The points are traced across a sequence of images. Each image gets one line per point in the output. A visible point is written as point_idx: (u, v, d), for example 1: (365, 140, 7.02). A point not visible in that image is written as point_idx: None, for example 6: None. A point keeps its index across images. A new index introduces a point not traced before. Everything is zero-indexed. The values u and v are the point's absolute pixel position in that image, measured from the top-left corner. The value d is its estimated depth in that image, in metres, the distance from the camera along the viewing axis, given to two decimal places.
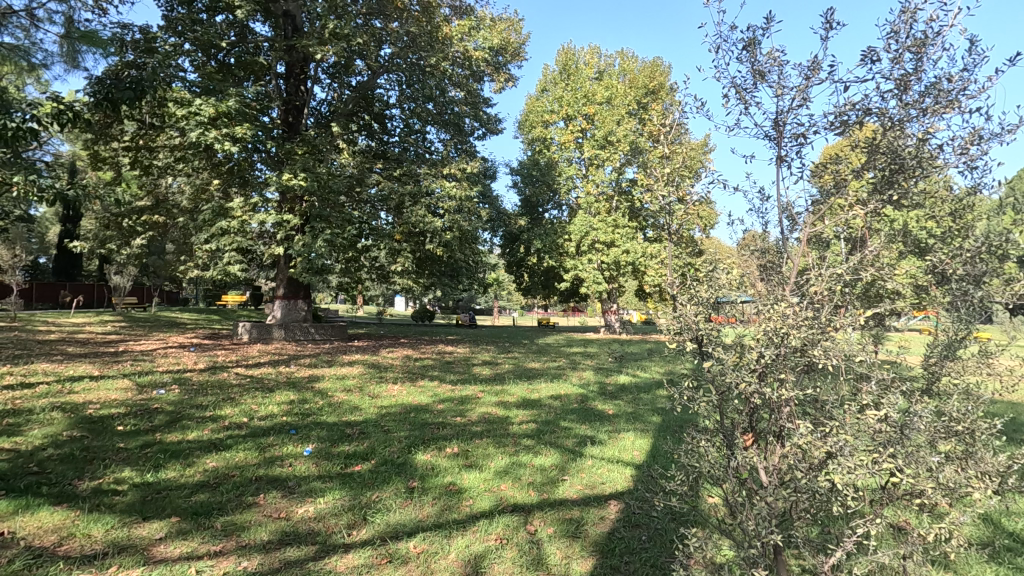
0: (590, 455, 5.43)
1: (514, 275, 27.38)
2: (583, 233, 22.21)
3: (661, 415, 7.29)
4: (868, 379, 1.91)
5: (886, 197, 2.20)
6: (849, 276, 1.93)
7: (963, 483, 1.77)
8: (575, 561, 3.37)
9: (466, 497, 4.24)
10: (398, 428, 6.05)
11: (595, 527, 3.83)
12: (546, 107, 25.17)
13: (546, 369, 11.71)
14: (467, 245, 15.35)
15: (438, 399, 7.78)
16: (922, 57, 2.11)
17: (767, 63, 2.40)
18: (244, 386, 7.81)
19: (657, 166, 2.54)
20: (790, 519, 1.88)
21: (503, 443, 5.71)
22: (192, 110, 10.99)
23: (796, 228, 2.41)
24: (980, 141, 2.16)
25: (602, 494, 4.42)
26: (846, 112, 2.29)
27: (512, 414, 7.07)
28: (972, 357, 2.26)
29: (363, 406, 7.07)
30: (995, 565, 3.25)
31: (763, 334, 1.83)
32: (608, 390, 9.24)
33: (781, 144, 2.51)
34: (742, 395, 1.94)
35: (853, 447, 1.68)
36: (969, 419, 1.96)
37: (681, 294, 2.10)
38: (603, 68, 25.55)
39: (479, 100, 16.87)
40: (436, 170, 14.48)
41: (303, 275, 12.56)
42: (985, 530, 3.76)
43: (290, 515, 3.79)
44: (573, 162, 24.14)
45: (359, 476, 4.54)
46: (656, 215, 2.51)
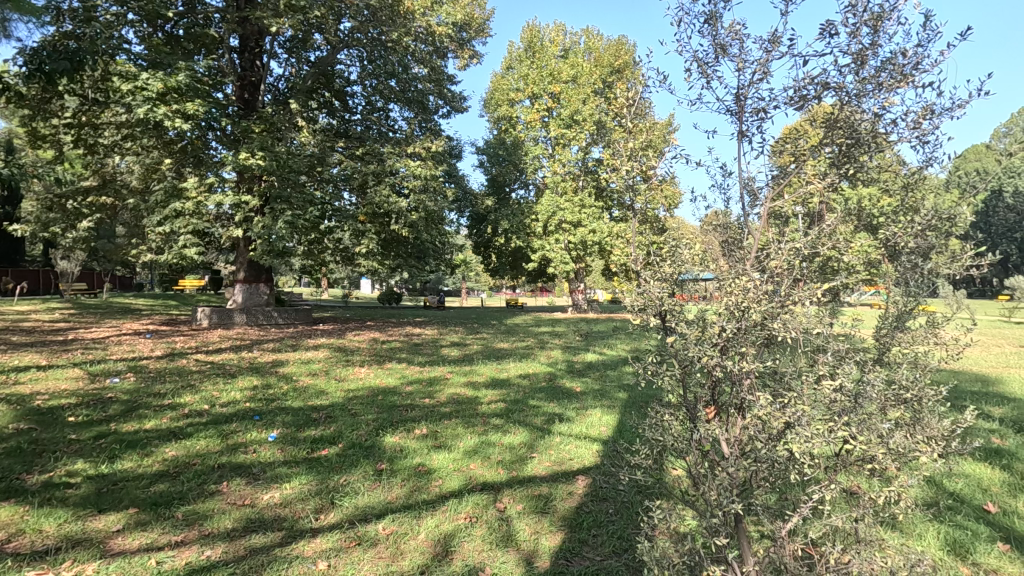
0: (559, 432, 5.51)
1: (482, 256, 27.28)
2: (551, 214, 22.34)
3: (626, 391, 7.46)
4: (825, 351, 1.97)
5: (844, 171, 2.24)
6: (808, 250, 1.97)
7: (912, 447, 1.86)
8: (544, 536, 3.43)
9: (436, 477, 4.25)
10: (365, 411, 5.99)
11: (564, 502, 3.91)
12: (512, 86, 24.95)
13: (514, 348, 11.79)
14: (433, 226, 15.14)
15: (407, 381, 7.75)
16: (879, 30, 2.11)
17: (728, 36, 2.37)
18: (205, 372, 7.62)
19: (621, 143, 2.51)
20: (750, 488, 1.92)
21: (471, 422, 5.74)
22: (138, 84, 10.44)
23: (758, 204, 2.39)
24: (932, 116, 2.18)
25: (570, 470, 4.49)
26: (804, 87, 2.29)
27: (481, 394, 7.10)
28: (920, 328, 2.33)
29: (330, 390, 6.97)
30: (938, 524, 3.49)
31: (725, 308, 1.86)
32: (575, 367, 9.42)
33: (742, 119, 2.47)
34: (704, 368, 1.94)
35: (810, 417, 1.72)
36: (917, 387, 2.03)
37: (644, 270, 2.08)
38: (567, 45, 25.46)
39: (444, 77, 16.55)
40: (400, 149, 14.25)
41: (264, 258, 12.20)
42: (929, 491, 4.04)
43: (255, 502, 3.72)
44: (539, 141, 24.18)
45: (327, 461, 4.48)
46: (622, 194, 2.48)
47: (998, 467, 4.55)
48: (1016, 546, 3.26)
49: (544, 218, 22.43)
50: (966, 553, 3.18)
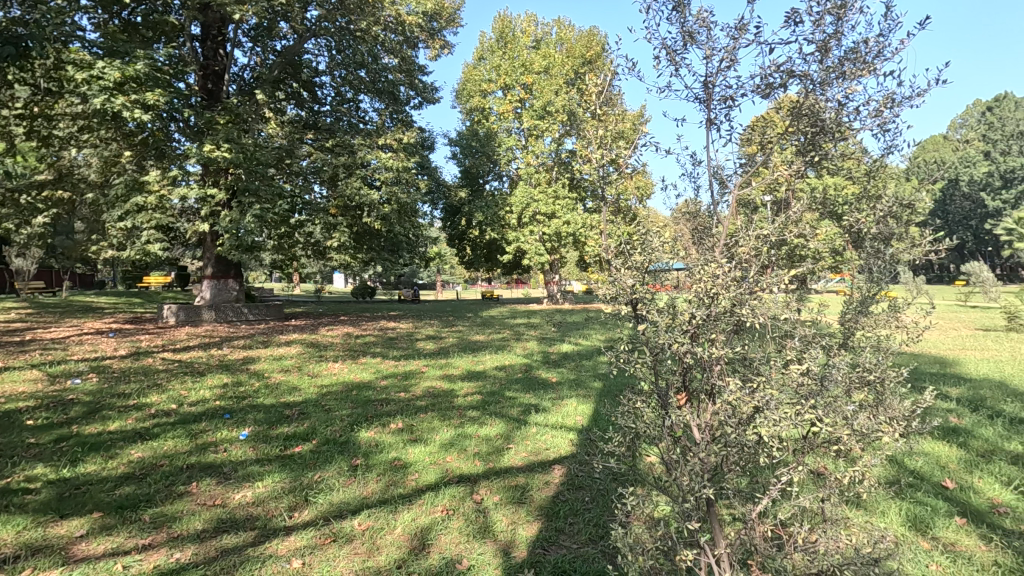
0: (535, 422, 5.54)
1: (456, 249, 27.12)
2: (525, 205, 22.33)
3: (601, 380, 7.54)
4: (792, 337, 2.00)
5: (809, 159, 2.27)
6: (776, 237, 1.99)
7: (875, 428, 1.92)
8: (521, 526, 3.44)
9: (412, 471, 4.23)
10: (339, 407, 5.91)
11: (541, 492, 3.94)
12: (484, 76, 24.80)
13: (490, 341, 11.78)
14: (406, 219, 14.97)
15: (382, 375, 7.68)
16: (843, 19, 2.13)
17: (696, 24, 2.33)
18: (172, 371, 7.41)
19: (592, 132, 2.49)
20: (721, 472, 1.94)
21: (447, 415, 5.73)
22: (93, 73, 10.01)
23: (728, 191, 2.38)
24: (892, 105, 2.22)
25: (546, 459, 4.53)
26: (770, 75, 2.30)
27: (457, 387, 7.08)
28: (883, 313, 2.39)
29: (302, 386, 6.85)
30: (900, 501, 3.63)
31: (695, 296, 1.87)
32: (551, 358, 9.48)
33: (710, 107, 2.44)
34: (675, 355, 1.94)
35: (778, 401, 1.75)
36: (880, 369, 2.09)
37: (615, 259, 2.08)
38: (539, 36, 25.41)
39: (415, 68, 16.33)
40: (371, 141, 14.04)
41: (232, 253, 11.90)
42: (892, 470, 4.19)
43: (226, 502, 3.64)
44: (512, 132, 24.08)
45: (300, 458, 4.41)
46: (595, 185, 2.48)
47: (955, 445, 4.75)
48: (972, 520, 3.42)
49: (518, 210, 22.41)
50: (927, 528, 3.32)
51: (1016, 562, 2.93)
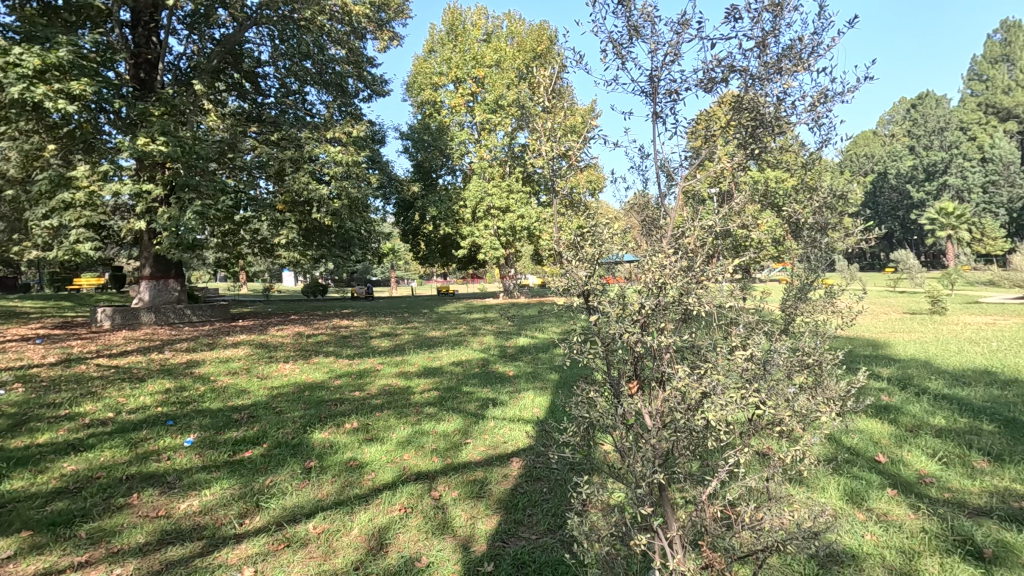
0: (492, 416, 5.54)
1: (410, 244, 26.75)
2: (479, 199, 22.25)
3: (558, 372, 7.62)
4: (737, 324, 2.08)
5: (750, 152, 2.34)
6: (720, 228, 2.06)
7: (814, 408, 2.03)
8: (480, 520, 3.45)
9: (368, 471, 4.15)
10: (291, 408, 5.74)
11: (499, 485, 3.95)
12: (435, 69, 24.51)
13: (447, 336, 11.71)
14: (357, 214, 14.64)
15: (336, 375, 7.50)
16: (779, 16, 2.21)
17: (641, 18, 2.29)
18: (108, 377, 7.00)
19: (542, 126, 2.48)
20: (673, 457, 1.98)
21: (404, 413, 5.66)
22: (9, 60, 9.28)
23: (674, 183, 2.40)
24: (825, 100, 2.32)
25: (504, 453, 4.54)
26: (713, 70, 2.32)
27: (413, 384, 7.00)
28: (820, 299, 2.52)
29: (252, 388, 6.61)
30: (838, 477, 3.85)
31: (645, 286, 1.91)
32: (508, 352, 9.51)
33: (656, 101, 2.42)
34: (626, 345, 1.97)
35: (724, 386, 1.80)
36: (818, 352, 2.20)
37: (567, 251, 2.08)
38: (490, 30, 25.31)
39: (363, 59, 15.97)
40: (319, 134, 13.64)
41: (172, 252, 11.34)
42: (831, 448, 4.43)
43: (171, 512, 3.48)
44: (465, 126, 23.92)
45: (250, 463, 4.26)
46: (548, 180, 2.48)
47: (887, 421, 5.06)
48: (902, 491, 3.66)
49: (472, 205, 22.32)
50: (862, 500, 3.53)
51: (941, 528, 3.15)
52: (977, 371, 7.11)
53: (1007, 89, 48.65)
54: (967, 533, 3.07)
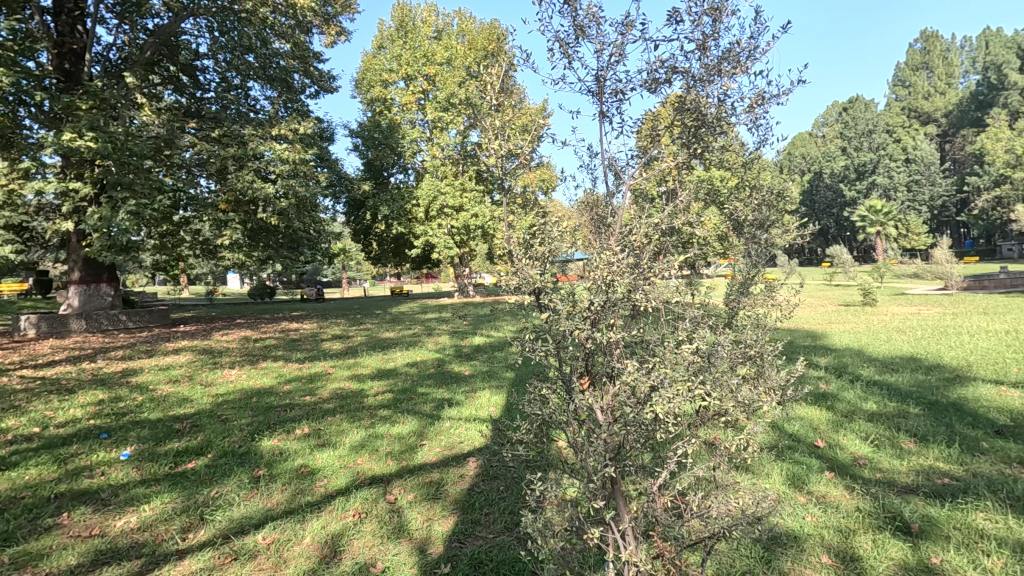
0: (448, 417, 5.51)
1: (362, 244, 26.21)
2: (431, 198, 22.04)
3: (513, 370, 7.64)
4: (683, 318, 2.14)
5: (693, 150, 2.38)
6: (665, 225, 2.11)
7: (756, 398, 2.12)
8: (437, 522, 3.41)
9: (320, 477, 4.04)
10: (238, 416, 5.51)
11: (456, 485, 3.93)
12: (385, 66, 24.08)
13: (401, 337, 11.55)
14: (306, 213, 14.23)
15: (285, 380, 7.25)
16: (718, 20, 2.28)
17: (587, 17, 2.30)
18: (33, 390, 6.51)
19: (492, 125, 2.46)
20: (624, 451, 2.01)
21: (357, 416, 5.54)
22: None
23: (622, 182, 2.42)
24: (762, 102, 2.41)
25: (460, 453, 4.52)
26: (657, 70, 2.36)
27: (367, 386, 6.86)
28: (761, 293, 2.64)
29: (194, 397, 6.31)
30: (781, 463, 4.03)
31: (593, 282, 1.93)
32: (463, 351, 9.47)
33: (602, 100, 2.42)
34: (577, 342, 1.98)
35: (671, 378, 1.84)
36: (759, 344, 2.30)
37: (517, 250, 2.07)
38: (440, 27, 25.08)
39: (310, 55, 15.51)
40: (264, 131, 13.16)
41: (104, 255, 10.69)
42: (774, 435, 4.63)
43: (106, 531, 3.28)
44: (416, 124, 23.63)
45: (194, 474, 4.07)
46: (501, 179, 2.47)
47: (825, 408, 5.34)
48: (839, 473, 3.87)
49: (425, 204, 22.08)
50: (803, 484, 3.71)
51: (873, 506, 3.35)
52: (904, 358, 7.60)
53: (927, 95, 52.23)
54: (896, 510, 3.28)
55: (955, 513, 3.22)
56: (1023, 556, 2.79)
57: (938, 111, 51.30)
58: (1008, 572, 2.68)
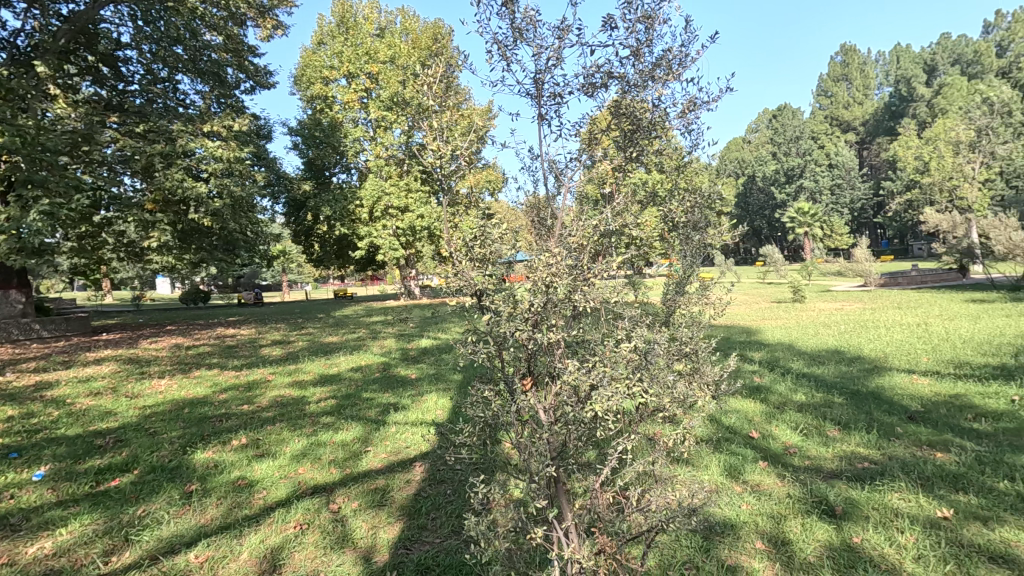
0: (394, 422, 5.41)
1: (303, 246, 25.37)
2: (376, 198, 21.62)
3: (460, 372, 7.61)
4: (623, 318, 2.19)
5: (630, 154, 2.43)
6: (603, 227, 2.15)
7: (691, 394, 2.20)
8: (382, 529, 3.35)
9: (258, 489, 3.88)
10: (168, 429, 5.20)
11: (402, 491, 3.86)
12: (325, 62, 23.41)
13: (344, 341, 11.25)
14: (242, 214, 13.62)
15: (220, 389, 6.90)
16: (651, 28, 2.33)
17: (525, 21, 2.30)
18: None
19: (433, 125, 2.41)
20: (566, 449, 2.03)
21: (298, 424, 5.35)
22: None
23: (563, 184, 2.44)
24: (694, 108, 2.49)
25: (406, 458, 4.45)
26: (593, 75, 2.40)
27: (308, 393, 6.64)
28: (696, 292, 2.74)
29: (119, 410, 5.90)
30: (718, 454, 4.20)
31: (534, 284, 1.93)
32: (410, 354, 9.34)
33: (542, 103, 2.43)
34: (519, 343, 1.99)
35: (610, 377, 1.88)
36: (694, 341, 2.39)
37: (458, 252, 2.05)
38: (383, 24, 24.66)
39: (244, 48, 14.87)
40: (194, 127, 12.48)
41: (13, 258, 9.83)
42: (712, 427, 4.83)
43: (17, 559, 3.01)
44: (359, 123, 23.13)
45: (118, 493, 3.80)
46: (446, 181, 2.43)
47: (759, 401, 5.61)
48: (771, 462, 4.08)
49: (369, 204, 21.62)
50: (739, 474, 3.88)
51: (802, 492, 3.55)
52: (828, 350, 8.11)
53: (847, 105, 55.99)
54: (822, 494, 3.49)
55: (873, 494, 3.45)
56: (931, 531, 3.04)
57: (856, 120, 55.10)
58: (919, 546, 2.90)
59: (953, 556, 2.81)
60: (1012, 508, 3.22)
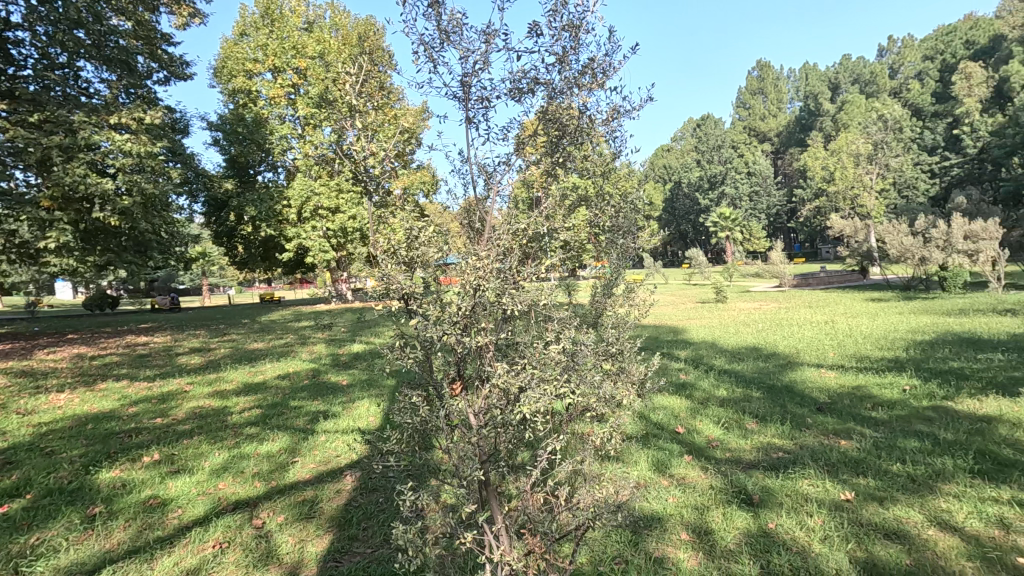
0: (323, 430, 5.22)
1: (225, 248, 24.00)
2: (304, 199, 20.82)
3: (394, 377, 7.45)
4: (552, 320, 2.22)
5: (557, 159, 2.47)
6: (530, 230, 2.18)
7: (617, 392, 2.26)
8: (310, 543, 3.22)
9: (173, 508, 3.62)
10: (67, 447, 4.74)
11: (331, 502, 3.73)
12: (249, 55, 22.29)
13: (271, 347, 10.73)
14: (155, 213, 12.70)
15: (129, 402, 6.38)
16: (576, 36, 2.37)
17: (451, 24, 2.29)
18: None
19: (358, 124, 2.34)
20: (496, 452, 2.03)
21: (218, 436, 5.05)
22: None
23: (493, 188, 2.44)
24: (617, 116, 2.57)
25: (336, 467, 4.30)
26: (520, 80, 2.42)
27: (230, 403, 6.27)
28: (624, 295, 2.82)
29: (8, 429, 5.32)
30: (646, 450, 4.35)
31: (463, 287, 1.92)
32: (341, 360, 9.05)
33: (469, 107, 2.41)
34: (447, 347, 1.96)
35: (538, 378, 1.91)
36: (619, 342, 2.46)
37: (383, 255, 2.00)
38: (312, 18, 23.82)
39: (156, 36, 13.90)
40: (98, 118, 11.51)
41: None
42: (641, 424, 4.99)
43: None
44: (286, 120, 22.22)
45: (7, 521, 3.43)
46: (375, 182, 2.36)
47: (684, 397, 5.87)
48: (695, 456, 4.27)
49: (298, 204, 20.78)
50: (666, 468, 4.04)
51: (723, 483, 3.74)
52: (747, 347, 8.61)
53: (763, 117, 59.86)
54: (741, 484, 3.70)
55: (786, 482, 3.70)
56: (836, 513, 3.29)
57: (771, 131, 59.01)
58: (826, 528, 3.13)
59: (854, 535, 3.05)
60: (904, 488, 3.54)
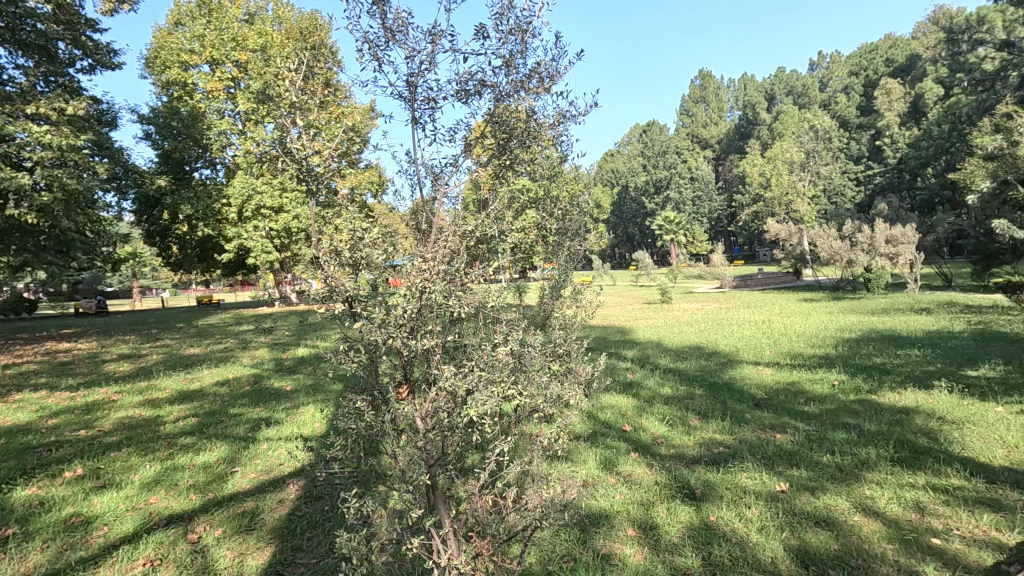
0: (266, 438, 5.02)
1: (158, 248, 22.70)
2: (245, 197, 19.98)
3: (340, 381, 7.25)
4: (500, 322, 2.22)
5: (503, 161, 2.47)
6: (478, 231, 2.17)
7: (564, 393, 2.29)
8: (250, 556, 3.09)
9: (98, 525, 3.39)
10: None
11: (273, 512, 3.59)
12: (184, 45, 21.20)
13: (209, 353, 10.22)
14: (79, 210, 11.84)
15: (49, 414, 5.92)
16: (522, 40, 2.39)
17: (396, 22, 2.25)
18: None
19: (299, 121, 2.26)
20: (443, 455, 2.01)
21: (150, 448, 4.76)
22: None
23: (440, 189, 2.42)
24: (563, 119, 2.60)
25: (279, 476, 4.15)
26: (467, 81, 2.41)
27: (164, 412, 5.93)
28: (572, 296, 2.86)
29: None
30: (595, 449, 4.43)
31: (409, 289, 1.89)
32: (284, 365, 8.73)
33: (416, 106, 2.38)
34: (393, 350, 1.92)
35: (485, 380, 1.90)
36: (567, 343, 2.50)
37: (326, 255, 1.94)
38: (252, 10, 22.91)
39: (80, 21, 13.00)
40: (12, 107, 10.63)
41: None
42: (590, 423, 5.07)
43: None
44: (225, 115, 21.27)
45: None
46: (318, 181, 2.29)
47: (631, 396, 6.01)
48: (641, 452, 4.38)
49: (238, 203, 19.93)
50: (613, 466, 4.12)
51: (667, 478, 3.86)
52: (691, 347, 8.91)
53: (705, 125, 62.18)
54: (684, 479, 3.82)
55: (726, 475, 3.85)
56: (772, 503, 3.46)
57: (712, 138, 61.39)
58: (762, 518, 3.28)
59: (787, 524, 3.22)
60: (832, 478, 3.76)
